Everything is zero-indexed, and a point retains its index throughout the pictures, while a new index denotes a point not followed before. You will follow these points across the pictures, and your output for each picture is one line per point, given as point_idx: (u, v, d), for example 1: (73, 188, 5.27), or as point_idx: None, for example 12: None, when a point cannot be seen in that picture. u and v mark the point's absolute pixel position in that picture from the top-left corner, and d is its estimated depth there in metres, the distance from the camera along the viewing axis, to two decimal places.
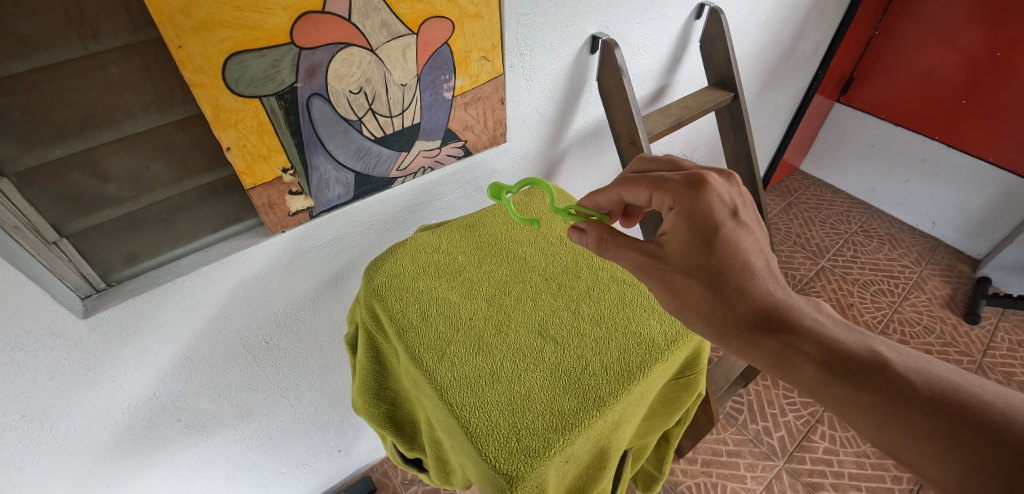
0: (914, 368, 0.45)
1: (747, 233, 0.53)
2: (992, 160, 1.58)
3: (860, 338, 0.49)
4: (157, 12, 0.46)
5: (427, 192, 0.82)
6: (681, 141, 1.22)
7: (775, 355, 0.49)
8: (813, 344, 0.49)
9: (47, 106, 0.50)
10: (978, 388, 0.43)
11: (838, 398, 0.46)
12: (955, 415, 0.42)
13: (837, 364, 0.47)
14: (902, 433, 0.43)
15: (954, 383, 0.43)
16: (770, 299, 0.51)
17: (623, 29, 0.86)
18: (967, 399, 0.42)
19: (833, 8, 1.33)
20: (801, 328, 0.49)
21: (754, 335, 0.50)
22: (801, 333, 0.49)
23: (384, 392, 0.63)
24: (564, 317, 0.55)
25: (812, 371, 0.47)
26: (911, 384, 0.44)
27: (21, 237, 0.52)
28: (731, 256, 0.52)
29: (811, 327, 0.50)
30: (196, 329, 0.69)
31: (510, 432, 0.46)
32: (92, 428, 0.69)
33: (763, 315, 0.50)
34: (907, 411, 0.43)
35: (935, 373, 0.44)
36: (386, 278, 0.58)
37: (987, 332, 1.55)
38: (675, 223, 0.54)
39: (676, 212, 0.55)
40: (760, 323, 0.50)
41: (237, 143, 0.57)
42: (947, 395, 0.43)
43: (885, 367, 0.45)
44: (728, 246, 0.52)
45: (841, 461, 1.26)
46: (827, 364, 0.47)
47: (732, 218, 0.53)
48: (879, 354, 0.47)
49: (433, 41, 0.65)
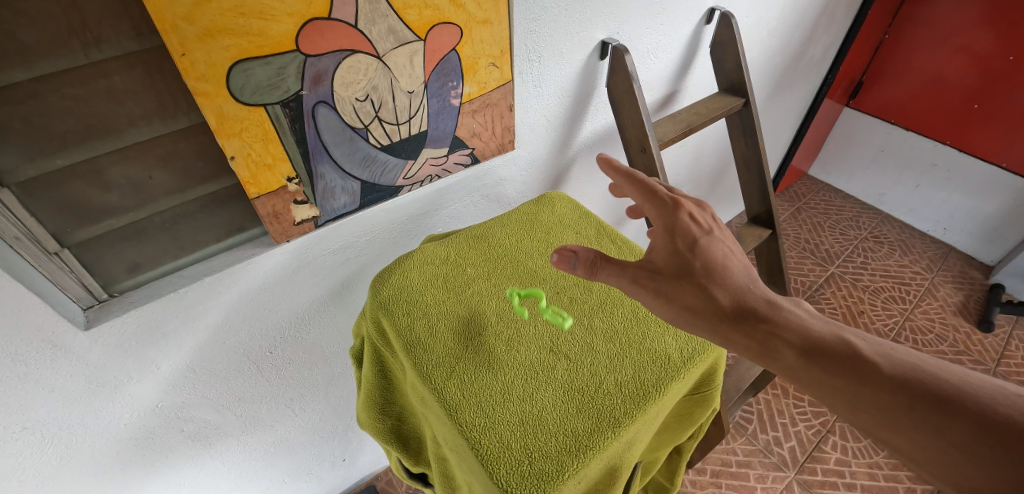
0: (882, 353, 0.46)
1: (717, 249, 0.54)
2: (1005, 166, 1.55)
3: (833, 326, 0.50)
4: (160, 20, 0.45)
5: (434, 200, 0.80)
6: (690, 146, 1.20)
7: (759, 343, 0.49)
8: (792, 332, 0.49)
9: (48, 116, 0.49)
10: (938, 369, 0.44)
11: (818, 383, 0.46)
12: (921, 393, 0.43)
13: (814, 350, 0.48)
14: (874, 412, 0.44)
15: (918, 364, 0.45)
16: (748, 295, 0.52)
17: (633, 35, 0.85)
18: (931, 379, 0.44)
19: (844, 11, 1.31)
20: (782, 318, 0.50)
21: (738, 324, 0.50)
22: (780, 323, 0.50)
23: (390, 407, 0.61)
24: (576, 334, 0.54)
25: (791, 357, 0.48)
26: (881, 367, 0.45)
27: (22, 247, 0.52)
28: (710, 264, 0.53)
29: (790, 319, 0.50)
30: (199, 340, 0.68)
31: (521, 455, 0.45)
32: (93, 440, 0.68)
33: (746, 309, 0.51)
34: (878, 391, 0.44)
35: (899, 356, 0.46)
36: (391, 292, 0.56)
37: (1001, 340, 1.52)
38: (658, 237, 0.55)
39: (659, 225, 0.55)
40: (745, 315, 0.50)
41: (241, 152, 0.56)
42: (912, 375, 0.44)
43: (857, 354, 0.46)
44: (707, 256, 0.53)
45: (854, 472, 1.23)
46: (805, 351, 0.48)
47: (706, 234, 0.54)
48: (850, 342, 0.47)
49: (441, 48, 0.64)
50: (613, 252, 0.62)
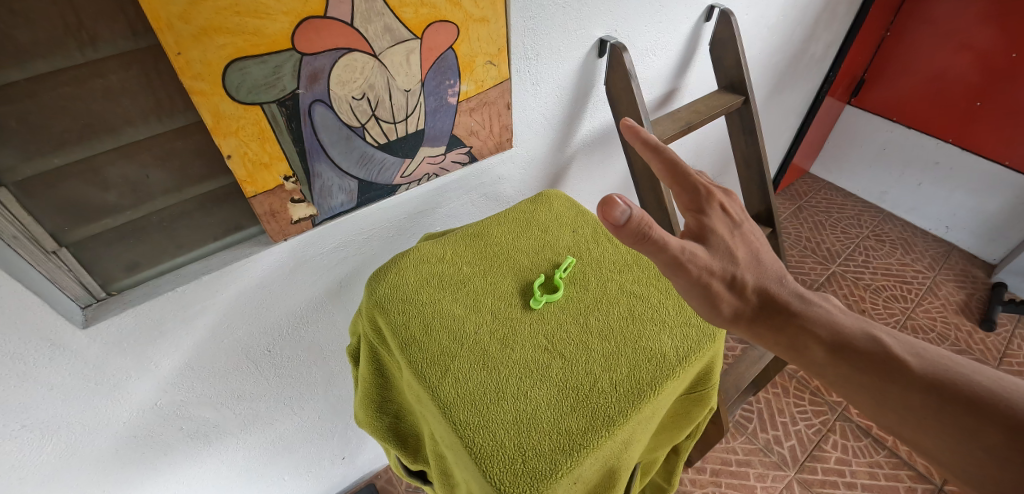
0: (911, 351, 0.49)
1: (743, 243, 0.54)
2: (1008, 163, 1.54)
3: (862, 323, 0.52)
4: (156, 18, 0.45)
5: (432, 199, 0.80)
6: (690, 145, 1.20)
7: (790, 338, 0.51)
8: (822, 326, 0.51)
9: (44, 115, 0.49)
10: (966, 369, 0.47)
11: (844, 378, 0.49)
12: (947, 393, 0.45)
13: (843, 347, 0.50)
14: (899, 410, 0.46)
15: (948, 363, 0.47)
16: (779, 289, 0.53)
17: (631, 32, 0.85)
18: (958, 378, 0.46)
19: (844, 9, 1.31)
20: (811, 314, 0.52)
21: (768, 319, 0.52)
22: (810, 318, 0.52)
23: (387, 405, 0.61)
24: (572, 332, 0.53)
25: (821, 353, 0.50)
26: (909, 366, 0.47)
27: (20, 246, 0.52)
28: (745, 256, 0.53)
29: (820, 314, 0.52)
30: (197, 339, 0.68)
31: (515, 453, 0.45)
32: (91, 438, 0.68)
33: (776, 303, 0.53)
34: (905, 389, 0.47)
35: (929, 354, 0.48)
36: (388, 290, 0.56)
37: (1003, 339, 1.51)
38: (699, 222, 0.52)
39: (688, 216, 0.52)
40: (775, 309, 0.52)
41: (238, 151, 0.56)
42: (939, 375, 0.46)
43: (887, 354, 0.48)
44: (744, 249, 0.53)
45: (854, 471, 1.23)
46: (835, 347, 0.50)
47: (738, 225, 0.54)
48: (879, 341, 0.49)
49: (438, 46, 0.63)
50: (609, 250, 0.62)
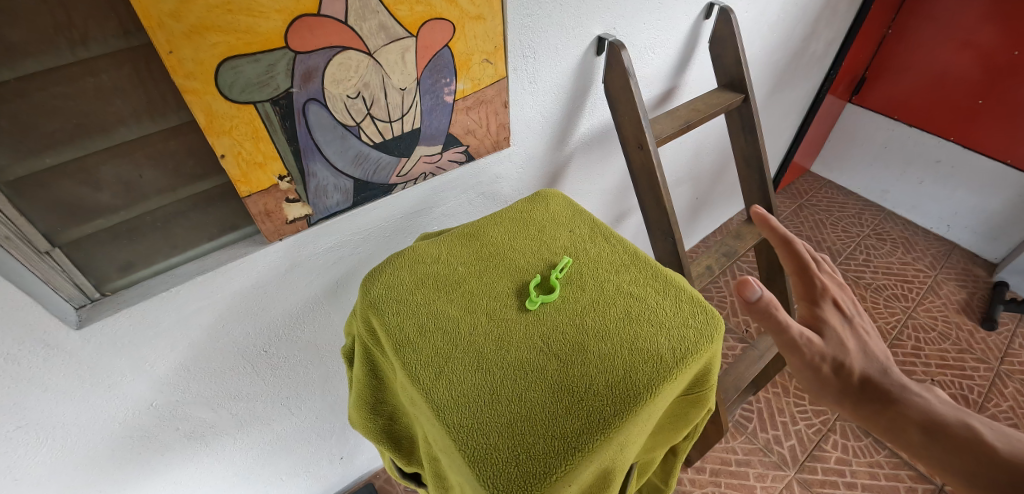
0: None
1: (858, 336, 0.54)
2: (1010, 162, 1.53)
3: (969, 420, 0.48)
4: (146, 17, 0.44)
5: (428, 199, 0.79)
6: (689, 143, 1.19)
7: (884, 422, 0.50)
8: (919, 415, 0.49)
9: (35, 114, 0.48)
10: None
11: (945, 473, 0.46)
12: None
13: (941, 441, 0.47)
14: None
15: None
16: (874, 373, 0.52)
17: (630, 30, 0.84)
18: None
19: (846, 6, 1.30)
20: (907, 402, 0.50)
21: (859, 399, 0.51)
22: (903, 403, 0.50)
23: (382, 406, 0.61)
24: (567, 333, 0.53)
25: (917, 436, 0.48)
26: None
27: (14, 248, 0.51)
28: (842, 337, 0.53)
29: (918, 404, 0.49)
30: (192, 339, 0.68)
31: (508, 457, 0.44)
32: (87, 439, 0.68)
33: (870, 386, 0.51)
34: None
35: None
36: (382, 290, 0.56)
37: (1005, 339, 1.50)
38: (810, 306, 0.56)
39: (803, 302, 0.56)
40: (869, 392, 0.51)
41: (231, 150, 0.56)
42: None
43: (1001, 455, 0.44)
44: (840, 332, 0.54)
45: (854, 471, 1.22)
46: (931, 437, 0.47)
47: (847, 317, 0.55)
48: (996, 442, 0.45)
49: (434, 44, 0.63)
50: (606, 250, 0.62)
